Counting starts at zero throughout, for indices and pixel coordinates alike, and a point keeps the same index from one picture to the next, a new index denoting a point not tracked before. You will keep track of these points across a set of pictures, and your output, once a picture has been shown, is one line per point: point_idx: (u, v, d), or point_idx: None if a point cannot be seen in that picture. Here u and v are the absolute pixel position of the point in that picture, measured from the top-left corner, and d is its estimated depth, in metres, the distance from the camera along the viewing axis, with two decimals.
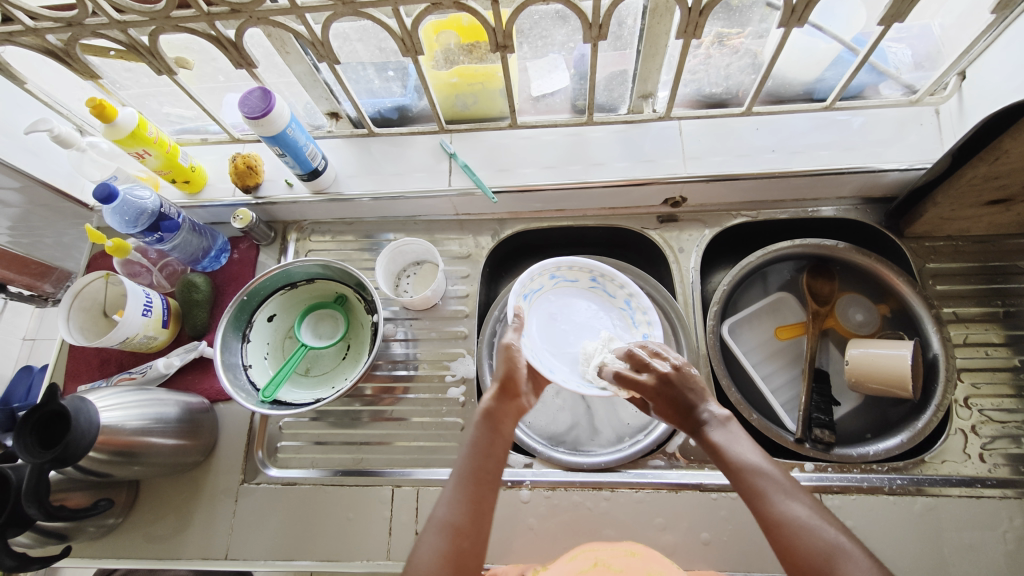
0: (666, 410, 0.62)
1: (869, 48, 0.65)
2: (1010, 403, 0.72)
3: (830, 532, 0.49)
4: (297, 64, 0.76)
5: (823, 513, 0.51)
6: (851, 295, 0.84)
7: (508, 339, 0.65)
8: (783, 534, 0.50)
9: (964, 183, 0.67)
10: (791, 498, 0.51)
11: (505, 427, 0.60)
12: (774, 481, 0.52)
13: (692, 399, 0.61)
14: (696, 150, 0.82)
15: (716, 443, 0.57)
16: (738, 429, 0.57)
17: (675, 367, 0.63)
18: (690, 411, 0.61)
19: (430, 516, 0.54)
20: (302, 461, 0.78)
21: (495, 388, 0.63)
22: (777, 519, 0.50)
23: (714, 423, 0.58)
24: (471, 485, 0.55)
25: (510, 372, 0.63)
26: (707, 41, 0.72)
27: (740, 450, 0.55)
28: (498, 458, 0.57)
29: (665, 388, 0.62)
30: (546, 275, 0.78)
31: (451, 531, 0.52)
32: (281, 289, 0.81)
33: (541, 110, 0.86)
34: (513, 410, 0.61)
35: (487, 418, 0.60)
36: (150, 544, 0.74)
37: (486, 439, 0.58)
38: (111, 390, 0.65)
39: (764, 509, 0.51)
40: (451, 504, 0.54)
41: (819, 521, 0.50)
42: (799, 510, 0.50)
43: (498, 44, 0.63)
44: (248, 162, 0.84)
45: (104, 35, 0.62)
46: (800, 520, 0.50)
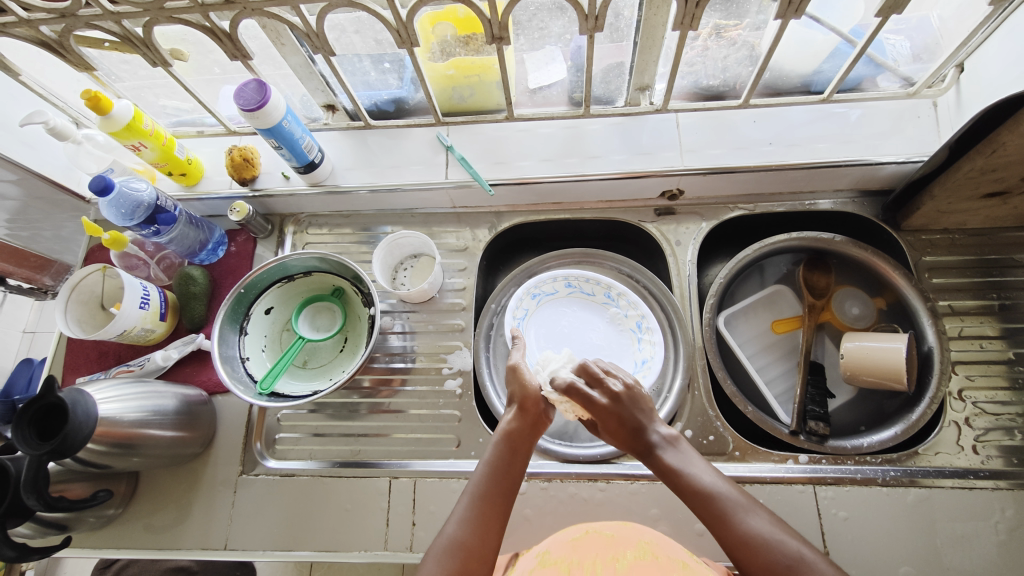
0: (615, 432, 0.64)
1: (866, 40, 0.64)
2: (1004, 395, 0.73)
3: (789, 542, 0.54)
4: (293, 56, 0.75)
5: (782, 525, 0.56)
6: (847, 289, 0.84)
7: (513, 360, 0.68)
8: (749, 552, 0.54)
9: (961, 176, 0.67)
10: (751, 514, 0.56)
11: (522, 448, 0.63)
12: (733, 500, 0.57)
13: (643, 420, 0.63)
14: (693, 143, 0.82)
15: (670, 465, 0.60)
16: (688, 449, 0.62)
17: (627, 386, 0.65)
18: (639, 432, 0.63)
19: (442, 534, 0.57)
20: (300, 453, 0.79)
21: (514, 410, 0.65)
22: (740, 537, 0.55)
23: (665, 444, 0.62)
24: (484, 506, 0.58)
25: (525, 395, 0.65)
26: (705, 32, 0.71)
27: (694, 471, 0.60)
28: (513, 479, 0.61)
29: (615, 410, 0.63)
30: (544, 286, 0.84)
31: (463, 550, 0.55)
32: (278, 283, 0.81)
33: (538, 102, 0.86)
34: (532, 431, 0.64)
35: (505, 440, 0.63)
36: (151, 534, 0.75)
37: (501, 459, 0.62)
38: (109, 382, 0.65)
39: (727, 529, 0.56)
40: (462, 523, 0.57)
41: (780, 534, 0.55)
42: (761, 526, 0.55)
43: (493, 35, 0.63)
44: (244, 154, 0.84)
45: (98, 26, 0.62)
46: (762, 535, 0.54)
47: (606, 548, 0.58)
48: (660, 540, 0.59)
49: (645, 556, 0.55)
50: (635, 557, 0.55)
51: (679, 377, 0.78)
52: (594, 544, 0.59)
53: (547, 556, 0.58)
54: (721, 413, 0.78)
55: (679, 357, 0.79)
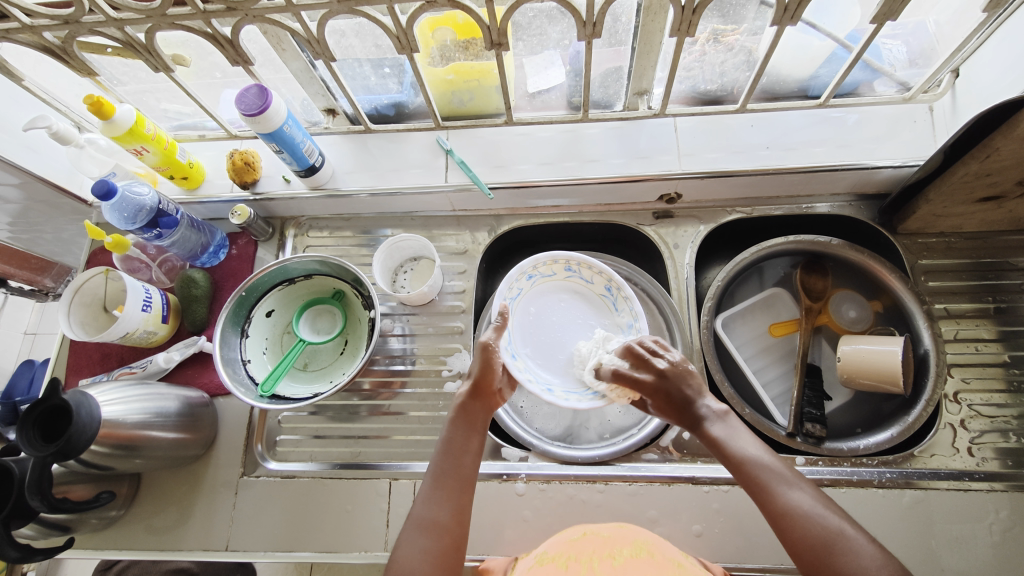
0: (662, 405, 0.65)
1: (863, 45, 0.65)
2: (999, 398, 0.73)
3: (832, 518, 0.51)
4: (294, 61, 0.76)
5: (827, 502, 0.53)
6: (844, 292, 0.84)
7: (485, 339, 0.68)
8: (786, 524, 0.52)
9: (956, 180, 0.67)
10: (793, 488, 0.53)
11: (478, 423, 0.64)
12: (775, 472, 0.55)
13: (691, 395, 0.63)
14: (691, 147, 0.82)
15: (716, 437, 0.59)
16: (738, 424, 0.60)
17: (674, 363, 0.65)
18: (688, 406, 0.63)
19: (410, 514, 0.57)
20: (301, 455, 0.80)
21: (469, 388, 0.66)
22: (780, 508, 0.52)
23: (713, 418, 0.61)
24: (448, 482, 0.58)
25: (484, 375, 0.66)
26: (702, 37, 0.72)
27: (740, 444, 0.58)
28: (473, 453, 0.62)
29: (664, 385, 0.64)
30: (530, 271, 0.80)
31: (431, 527, 0.55)
32: (279, 285, 0.82)
33: (537, 106, 0.87)
34: (488, 409, 0.65)
35: (461, 416, 0.64)
36: (152, 535, 0.76)
37: (460, 436, 0.62)
38: (111, 385, 0.66)
39: (767, 499, 0.54)
40: (427, 501, 0.57)
41: (823, 509, 0.52)
42: (801, 499, 0.52)
43: (493, 41, 0.63)
44: (245, 158, 0.85)
45: (101, 32, 0.62)
46: (802, 508, 0.52)
47: (603, 546, 0.58)
48: (658, 541, 0.59)
49: (641, 554, 0.56)
50: (631, 554, 0.55)
51: None
52: (591, 544, 0.59)
53: (545, 554, 0.58)
54: (719, 416, 0.78)
55: None
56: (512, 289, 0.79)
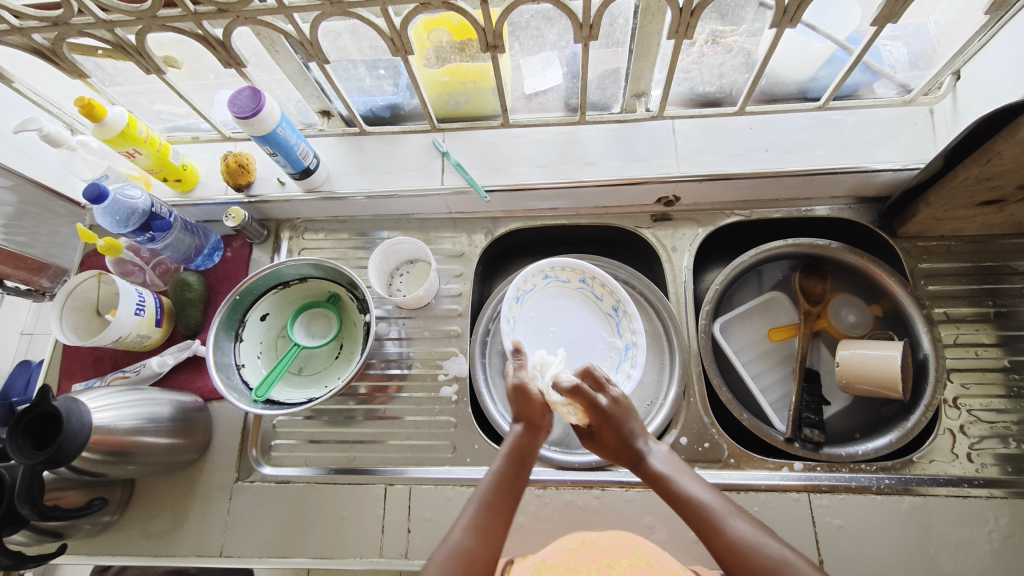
0: (610, 436, 0.64)
1: (863, 48, 0.64)
2: (999, 403, 0.73)
3: (774, 546, 0.53)
4: (287, 63, 0.75)
5: (765, 531, 0.55)
6: (844, 295, 0.84)
7: (519, 378, 0.67)
8: (736, 556, 0.53)
9: (957, 184, 0.67)
10: (735, 521, 0.56)
11: (528, 461, 0.64)
12: (718, 506, 0.57)
13: (636, 431, 0.64)
14: (689, 149, 0.81)
15: (660, 472, 0.61)
16: (677, 460, 0.63)
17: (623, 397, 0.67)
18: (631, 441, 0.64)
19: (446, 540, 0.56)
20: (296, 459, 0.79)
21: (522, 424, 0.66)
22: (726, 542, 0.54)
23: (656, 454, 0.63)
24: (491, 514, 0.58)
25: (532, 409, 0.66)
26: (701, 39, 0.71)
27: (684, 481, 0.60)
28: (518, 489, 0.61)
29: (614, 414, 0.64)
30: (576, 273, 0.82)
31: (465, 556, 0.54)
32: (273, 289, 0.81)
33: (533, 108, 0.86)
34: (537, 444, 0.65)
35: (513, 451, 0.64)
36: (147, 540, 0.75)
37: (509, 469, 0.62)
38: (104, 390, 0.65)
39: (713, 535, 0.55)
40: (468, 529, 0.56)
41: (764, 538, 0.54)
42: (745, 531, 0.54)
43: (488, 43, 0.62)
44: (238, 161, 0.84)
45: (91, 34, 0.62)
46: (747, 539, 0.54)
47: (602, 556, 0.57)
48: (657, 551, 0.59)
49: (640, 563, 0.55)
50: (630, 564, 0.55)
51: (675, 384, 0.78)
52: (589, 554, 0.59)
53: (542, 564, 0.57)
54: (717, 420, 0.77)
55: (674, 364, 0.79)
56: (545, 274, 0.82)
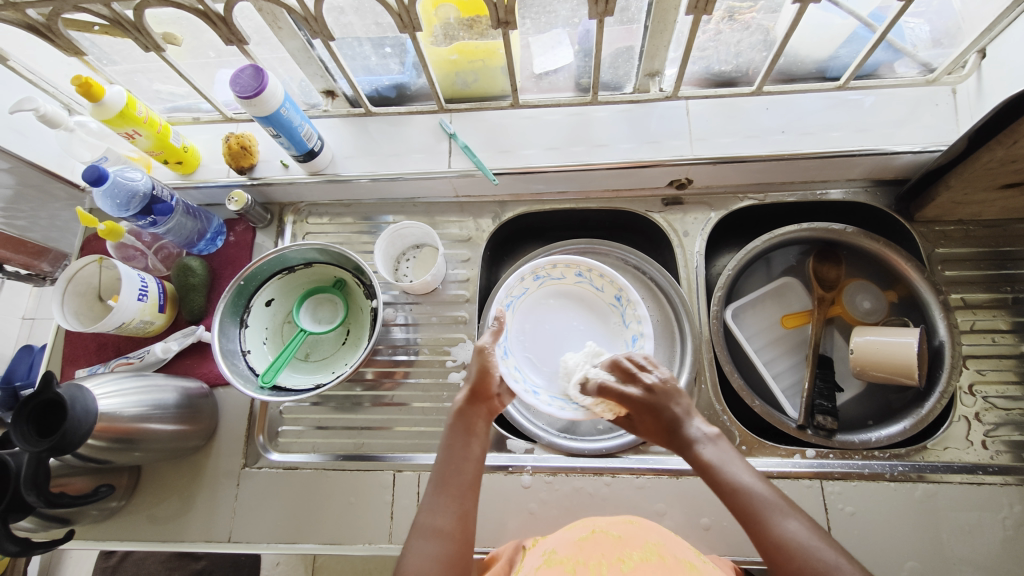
0: (650, 423, 0.65)
1: (888, 24, 0.62)
2: (1014, 390, 0.72)
3: (828, 551, 0.50)
4: (290, 40, 0.73)
5: (822, 534, 0.52)
6: (859, 282, 0.82)
7: (484, 341, 0.68)
8: (779, 554, 0.50)
9: (980, 166, 0.64)
10: (789, 518, 0.52)
11: (477, 430, 0.64)
12: (769, 502, 0.54)
13: (680, 415, 0.63)
14: (703, 131, 0.79)
15: (708, 460, 0.58)
16: (729, 449, 0.59)
17: (662, 380, 0.65)
18: (675, 426, 0.62)
19: (417, 522, 0.55)
20: (303, 446, 0.79)
21: (467, 393, 0.67)
22: (774, 538, 0.51)
23: (705, 441, 0.60)
24: (449, 488, 0.58)
25: (483, 376, 0.66)
26: (718, 15, 0.68)
27: (734, 471, 0.57)
28: (474, 459, 0.61)
29: (653, 403, 0.63)
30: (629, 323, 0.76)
31: (437, 533, 0.54)
32: (278, 274, 0.79)
33: (543, 88, 0.84)
34: (485, 413, 0.66)
35: (461, 422, 0.64)
36: (154, 525, 0.75)
37: (461, 441, 0.62)
38: (109, 376, 0.65)
39: (761, 532, 0.52)
40: (433, 507, 0.56)
41: (818, 541, 0.50)
42: (796, 530, 0.51)
43: (499, 19, 0.60)
44: (241, 143, 0.81)
45: (86, 9, 0.59)
46: (796, 539, 0.51)
47: (613, 549, 0.55)
48: (668, 542, 0.57)
49: (651, 557, 0.53)
50: (641, 558, 0.52)
51: (686, 371, 0.77)
52: (600, 546, 0.57)
53: (553, 555, 0.56)
54: (728, 407, 0.77)
55: (686, 350, 0.79)
56: (618, 294, 0.78)
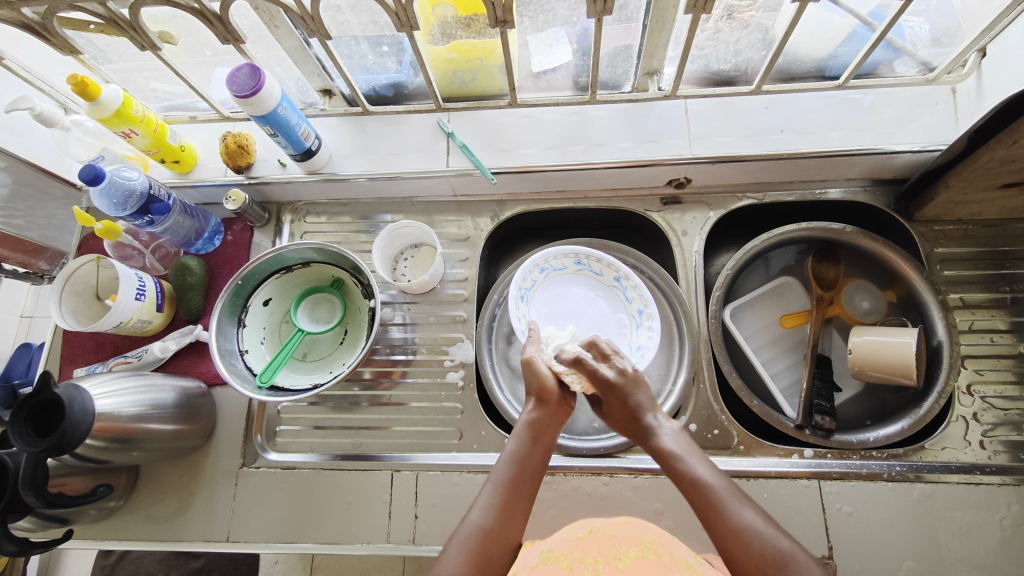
0: (619, 407, 0.64)
1: (889, 23, 0.61)
2: (1013, 390, 0.72)
3: (781, 539, 0.52)
4: (287, 39, 0.72)
5: (772, 522, 0.54)
6: (857, 281, 0.82)
7: (529, 353, 0.66)
8: (736, 543, 0.52)
9: (980, 166, 0.64)
10: (743, 507, 0.54)
11: (544, 439, 0.62)
12: (726, 490, 0.55)
13: (645, 403, 0.63)
14: (703, 130, 0.79)
15: (668, 450, 0.60)
16: (689, 440, 0.61)
17: (632, 369, 0.65)
18: (640, 415, 0.63)
19: (467, 519, 0.56)
20: (301, 445, 0.79)
21: (535, 401, 0.64)
22: (730, 527, 0.53)
23: (665, 430, 0.61)
24: (509, 493, 0.58)
25: (546, 385, 0.64)
26: (717, 14, 0.68)
27: (692, 462, 0.58)
28: (536, 468, 0.60)
29: (621, 386, 0.63)
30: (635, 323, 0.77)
31: (484, 535, 0.55)
32: (275, 274, 0.79)
33: (541, 87, 0.83)
34: (553, 423, 0.63)
35: (529, 428, 0.62)
36: (153, 525, 0.75)
37: (524, 448, 0.61)
38: (106, 376, 0.64)
39: (718, 518, 0.54)
40: (487, 508, 0.56)
41: (771, 529, 0.52)
42: (752, 518, 0.53)
43: (497, 18, 0.60)
44: (238, 141, 0.81)
45: (82, 8, 0.59)
46: (752, 527, 0.52)
47: (608, 547, 0.55)
48: (665, 540, 0.57)
49: (647, 555, 0.53)
50: (637, 555, 0.53)
51: (684, 371, 0.77)
52: (597, 544, 0.57)
53: (550, 553, 0.56)
54: (726, 407, 0.77)
55: (683, 350, 0.78)
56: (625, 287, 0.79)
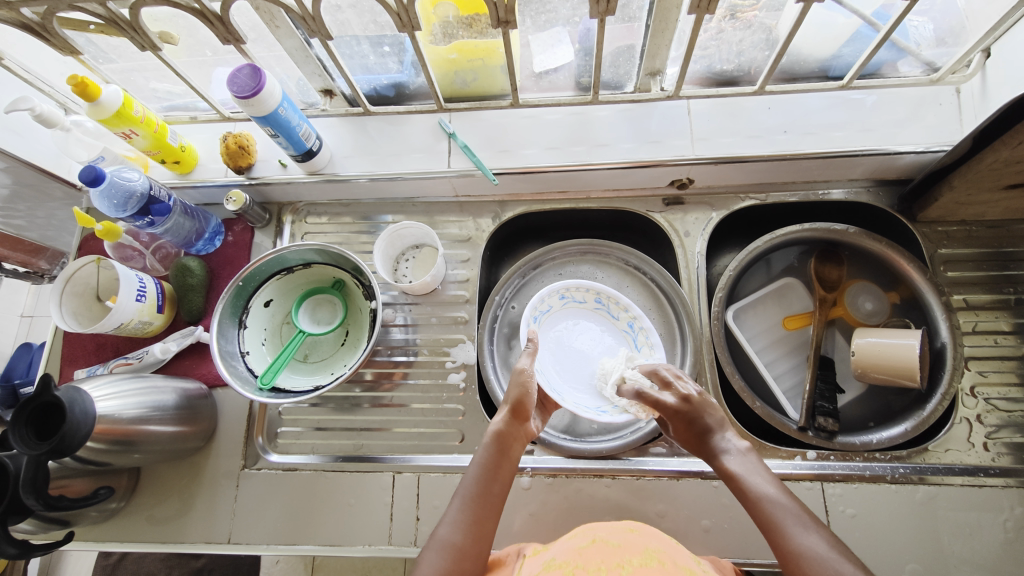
0: (682, 432, 0.65)
1: (892, 24, 0.61)
2: (1016, 392, 0.71)
3: (847, 566, 0.46)
4: (287, 39, 0.72)
5: (844, 550, 0.48)
6: (860, 283, 0.82)
7: (524, 363, 0.68)
8: (798, 567, 0.48)
9: (984, 167, 0.64)
10: (809, 531, 0.50)
11: (512, 452, 0.62)
12: (790, 511, 0.52)
13: (712, 425, 0.63)
14: (705, 130, 0.79)
15: (735, 472, 0.58)
16: (757, 461, 0.59)
17: (698, 393, 0.66)
18: (708, 437, 0.63)
19: (434, 534, 0.54)
20: (302, 447, 0.78)
21: (506, 414, 0.65)
22: (792, 550, 0.49)
23: (732, 452, 0.60)
24: (477, 507, 0.56)
25: (522, 398, 0.65)
26: (720, 14, 0.68)
27: (757, 482, 0.56)
28: (503, 482, 0.59)
29: (685, 411, 0.64)
30: (619, 309, 0.78)
31: (453, 550, 0.52)
32: (276, 275, 0.79)
33: (543, 87, 0.83)
34: (521, 436, 0.64)
35: (498, 441, 0.61)
36: (154, 526, 0.75)
37: (492, 462, 0.60)
38: (106, 379, 0.64)
39: (778, 539, 0.51)
40: (456, 523, 0.54)
41: (837, 556, 0.47)
42: (816, 543, 0.49)
43: (499, 18, 0.59)
44: (239, 142, 0.81)
45: (81, 8, 0.58)
46: (815, 551, 0.48)
47: (612, 555, 0.55)
48: (669, 549, 0.57)
49: (651, 563, 0.52)
50: (641, 563, 0.52)
51: (687, 373, 0.76)
52: (600, 552, 0.56)
53: (553, 561, 0.56)
54: (729, 409, 0.76)
55: (686, 351, 0.78)
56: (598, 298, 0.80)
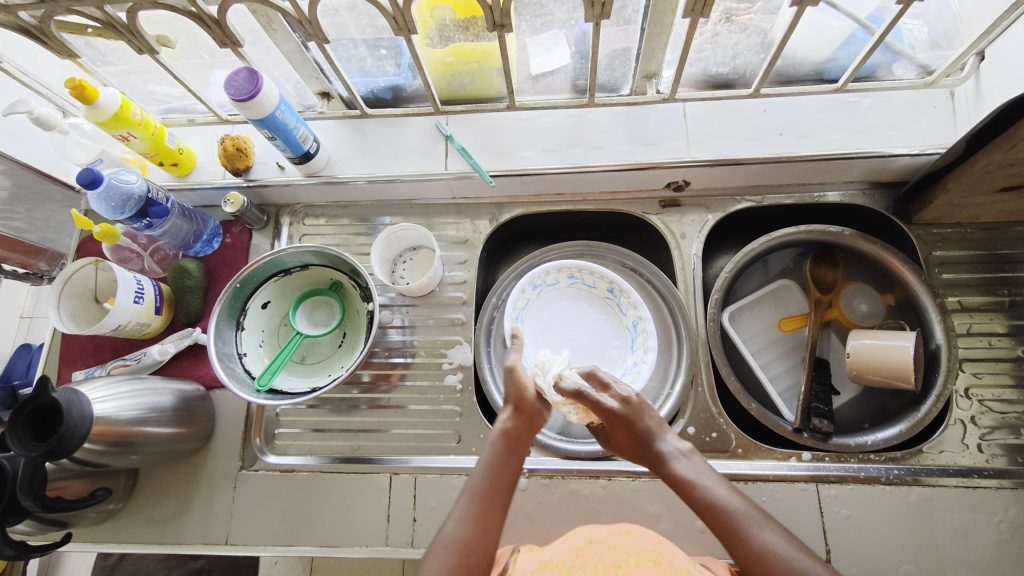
0: (625, 438, 0.62)
1: (886, 27, 0.61)
2: (1010, 394, 0.72)
3: (807, 560, 0.49)
4: (284, 42, 0.72)
5: (798, 543, 0.51)
6: (856, 284, 0.82)
7: (512, 360, 0.65)
8: (762, 567, 0.50)
9: (978, 170, 0.64)
10: (765, 529, 0.52)
11: (517, 448, 0.61)
12: (746, 513, 0.53)
13: (652, 429, 0.61)
14: (701, 133, 0.79)
15: (683, 477, 0.57)
16: (702, 463, 0.59)
17: (634, 396, 0.63)
18: (648, 442, 0.61)
19: (441, 531, 0.53)
20: (299, 448, 0.79)
21: (510, 410, 0.63)
22: (754, 551, 0.50)
23: (677, 456, 0.59)
24: (484, 502, 0.55)
25: (521, 394, 0.63)
26: (715, 17, 0.68)
27: (708, 485, 0.56)
28: (510, 476, 0.58)
29: (625, 415, 0.61)
30: (607, 288, 0.80)
31: (461, 546, 0.52)
32: (273, 277, 0.79)
33: (540, 90, 0.83)
34: (527, 431, 0.62)
35: (503, 438, 0.61)
36: (151, 527, 0.75)
37: (498, 457, 0.59)
38: (104, 380, 0.64)
39: (739, 542, 0.52)
40: (463, 520, 0.53)
41: (796, 551, 0.50)
42: (774, 540, 0.51)
43: (495, 22, 0.60)
44: (237, 144, 0.81)
45: (79, 12, 0.58)
46: (775, 550, 0.50)
47: (609, 556, 0.55)
48: (665, 550, 0.57)
49: (647, 563, 0.53)
50: (637, 563, 0.53)
51: (683, 375, 0.76)
52: (597, 553, 0.56)
53: (549, 561, 0.56)
54: (724, 410, 0.77)
55: (681, 353, 0.78)
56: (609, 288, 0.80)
